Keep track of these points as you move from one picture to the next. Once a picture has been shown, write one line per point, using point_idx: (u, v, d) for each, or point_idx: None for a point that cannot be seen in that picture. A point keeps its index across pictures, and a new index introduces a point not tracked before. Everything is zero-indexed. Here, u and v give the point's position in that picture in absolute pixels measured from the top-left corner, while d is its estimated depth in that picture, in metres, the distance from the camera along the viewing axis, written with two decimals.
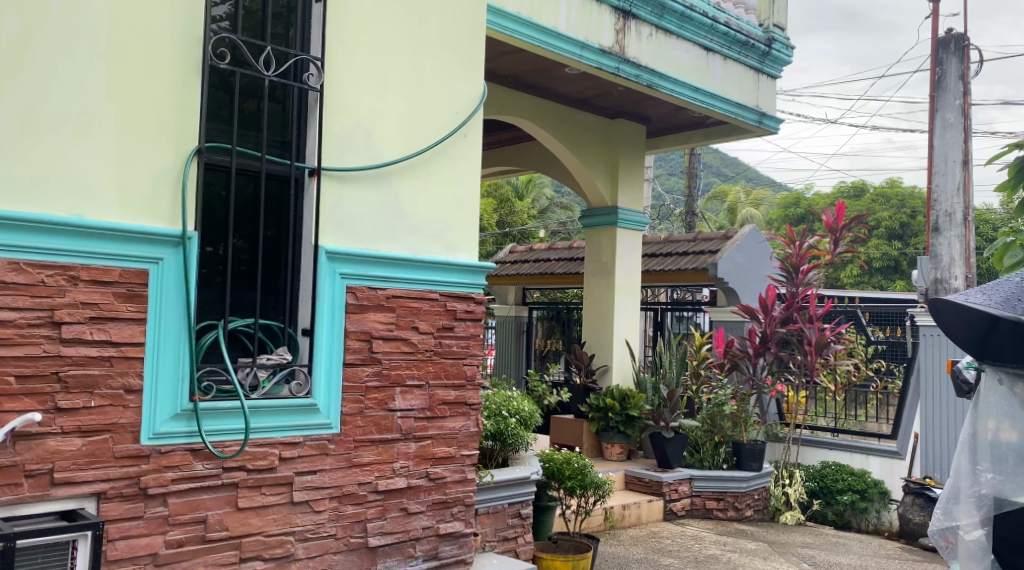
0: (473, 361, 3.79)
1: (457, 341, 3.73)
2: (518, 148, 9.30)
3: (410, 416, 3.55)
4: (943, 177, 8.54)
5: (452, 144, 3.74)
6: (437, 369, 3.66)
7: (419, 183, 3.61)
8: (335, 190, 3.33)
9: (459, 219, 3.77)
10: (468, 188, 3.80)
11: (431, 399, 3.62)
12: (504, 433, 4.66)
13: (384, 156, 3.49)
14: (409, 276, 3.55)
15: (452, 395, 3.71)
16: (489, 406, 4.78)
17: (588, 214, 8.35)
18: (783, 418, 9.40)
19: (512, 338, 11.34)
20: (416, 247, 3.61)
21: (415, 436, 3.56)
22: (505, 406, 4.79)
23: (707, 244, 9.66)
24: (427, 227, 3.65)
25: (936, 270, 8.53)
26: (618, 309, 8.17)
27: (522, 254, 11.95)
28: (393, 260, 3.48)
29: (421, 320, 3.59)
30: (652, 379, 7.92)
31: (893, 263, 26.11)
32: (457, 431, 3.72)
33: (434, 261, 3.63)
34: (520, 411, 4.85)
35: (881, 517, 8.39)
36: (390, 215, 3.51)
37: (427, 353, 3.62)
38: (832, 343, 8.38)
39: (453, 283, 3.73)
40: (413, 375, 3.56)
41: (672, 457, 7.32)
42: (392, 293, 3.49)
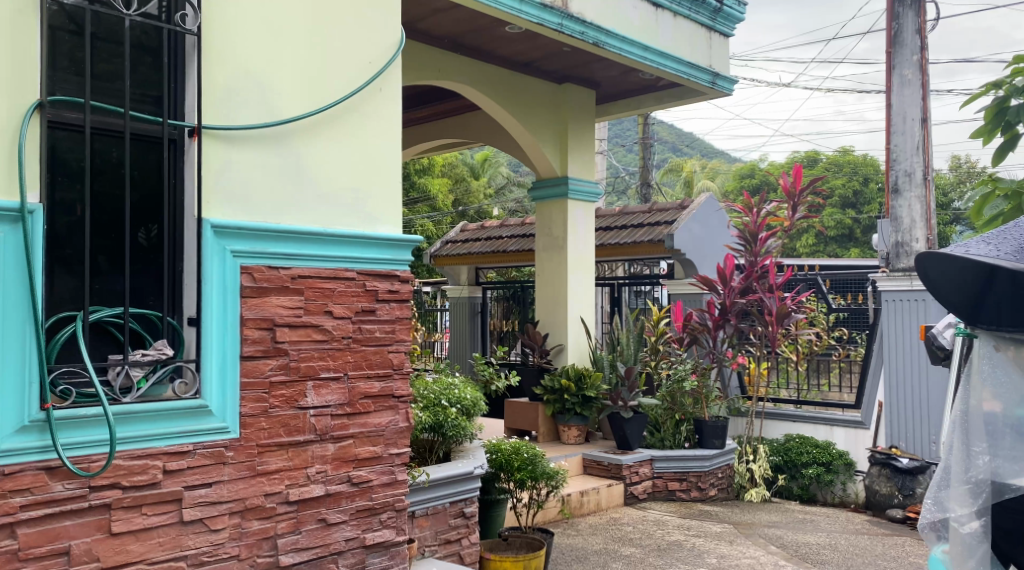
0: (400, 347, 3.38)
1: (380, 326, 3.32)
2: (462, 119, 8.82)
3: (327, 413, 3.14)
4: (902, 136, 8.22)
5: (368, 98, 3.32)
6: (357, 359, 3.25)
7: (326, 143, 3.19)
8: (222, 153, 2.92)
9: (383, 187, 3.36)
10: (392, 150, 3.39)
11: (350, 393, 3.21)
12: (441, 425, 4.21)
13: (285, 114, 3.07)
14: (321, 252, 3.14)
15: (376, 387, 3.30)
16: (424, 397, 4.34)
17: (538, 185, 7.89)
18: (745, 391, 9.08)
19: (466, 318, 10.93)
20: (330, 219, 3.20)
21: (335, 436, 3.16)
22: (444, 396, 4.36)
23: (662, 214, 9.30)
24: (344, 197, 3.25)
25: (897, 233, 8.24)
26: (571, 285, 7.75)
27: (473, 231, 11.35)
28: (297, 234, 3.07)
29: (334, 304, 3.17)
30: (609, 356, 7.49)
31: (847, 231, 26.19)
32: (383, 427, 3.32)
33: (354, 235, 3.23)
34: (463, 400, 4.41)
35: (847, 489, 8.16)
36: (292, 180, 3.10)
37: (344, 341, 3.20)
38: (793, 313, 8.09)
39: (372, 261, 3.30)
40: (328, 368, 3.15)
41: (632, 437, 6.97)
42: (299, 272, 3.08)
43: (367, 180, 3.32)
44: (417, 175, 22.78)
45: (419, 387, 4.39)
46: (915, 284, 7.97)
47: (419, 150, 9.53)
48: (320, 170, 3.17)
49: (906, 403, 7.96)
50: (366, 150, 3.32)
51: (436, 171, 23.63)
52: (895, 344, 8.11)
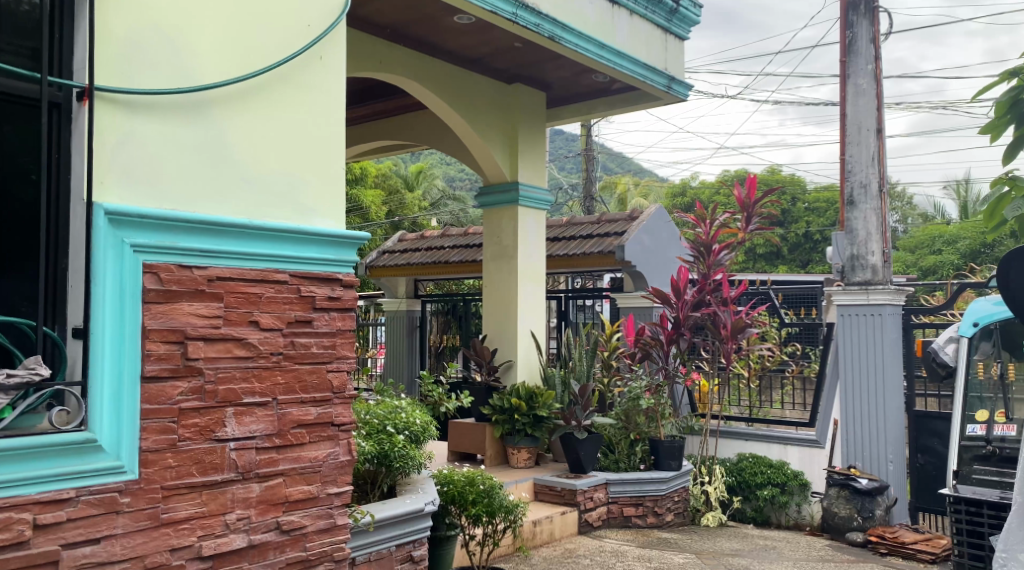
0: (339, 369, 3.18)
1: (318, 340, 3.11)
2: (404, 120, 8.35)
3: (251, 446, 2.91)
4: (857, 147, 7.68)
5: (301, 69, 3.19)
6: (290, 381, 3.02)
7: (250, 116, 3.03)
8: (120, 132, 2.71)
9: (317, 171, 3.21)
10: (317, 138, 3.22)
11: (280, 421, 2.98)
12: (386, 453, 3.68)
13: (193, 94, 2.89)
14: (239, 247, 2.93)
15: (312, 415, 3.08)
16: (369, 421, 3.82)
17: (485, 191, 7.43)
18: (695, 408, 8.53)
19: (404, 334, 10.34)
20: (251, 210, 3.00)
21: (262, 475, 2.92)
22: (390, 421, 3.83)
23: (611, 226, 8.91)
24: (266, 187, 3.06)
25: (851, 246, 7.68)
26: (521, 297, 7.27)
27: (412, 242, 10.76)
28: (216, 225, 2.87)
29: (261, 313, 2.95)
30: (561, 373, 7.03)
31: (775, 250, 26.59)
32: (320, 462, 3.10)
33: (278, 230, 3.02)
34: (411, 426, 3.88)
35: (801, 511, 7.78)
36: (212, 158, 2.92)
37: (273, 358, 2.98)
38: (748, 326, 7.68)
39: (309, 263, 3.10)
40: (252, 393, 2.92)
41: (586, 460, 6.50)
42: (217, 275, 2.86)
43: (292, 170, 3.13)
44: (350, 185, 22.14)
45: (360, 411, 3.86)
46: (872, 298, 7.50)
47: (358, 151, 8.99)
48: (236, 155, 2.98)
49: (865, 419, 7.50)
50: (296, 129, 3.16)
51: (369, 181, 23.04)
52: (850, 357, 7.62)
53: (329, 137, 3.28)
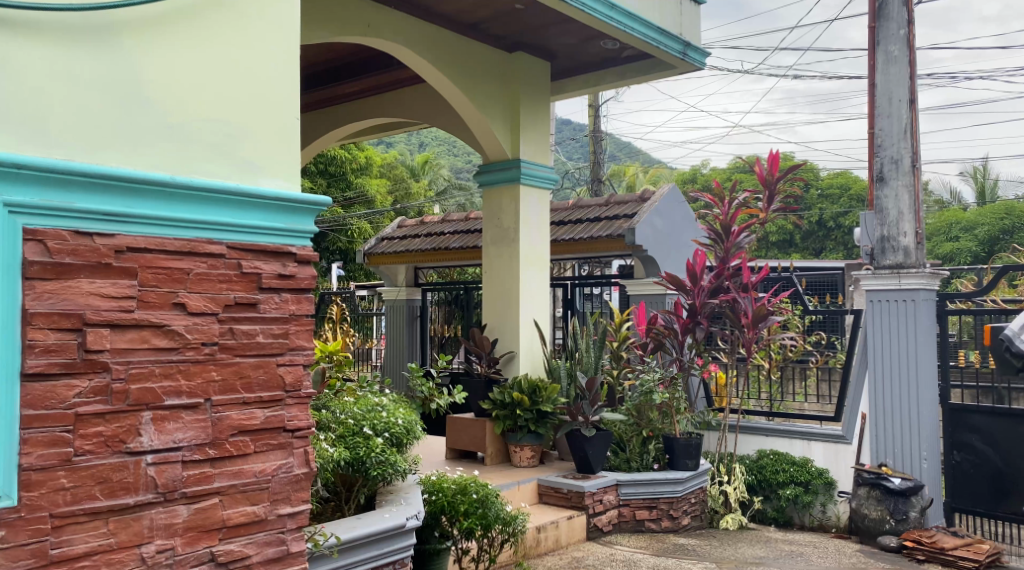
0: (289, 365, 3.08)
1: (265, 328, 3.02)
2: (397, 95, 7.85)
3: (176, 460, 2.76)
4: (887, 119, 7.09)
5: (223, 9, 3.02)
6: (230, 377, 2.91)
7: (159, 57, 2.86)
8: (6, 75, 2.56)
9: (241, 123, 3.05)
10: (243, 94, 3.07)
11: (216, 428, 2.85)
12: (352, 449, 3.34)
13: (96, 38, 2.73)
14: (147, 209, 2.77)
15: (256, 422, 2.95)
16: (344, 418, 3.51)
17: (485, 168, 6.91)
18: (711, 403, 7.92)
19: (404, 324, 9.90)
20: (164, 167, 2.85)
21: (189, 495, 2.78)
22: (369, 421, 3.48)
23: (620, 208, 8.43)
24: (183, 142, 2.90)
25: (881, 226, 7.11)
26: (524, 283, 6.74)
27: (412, 227, 10.21)
28: (117, 181, 2.70)
29: (189, 295, 2.83)
30: (567, 365, 6.55)
31: (787, 238, 26.08)
32: (268, 477, 2.97)
33: (195, 190, 2.87)
34: (392, 427, 3.53)
35: (827, 511, 7.22)
36: (114, 99, 2.76)
37: (204, 353, 2.85)
38: (771, 315, 7.15)
39: (227, 225, 2.94)
40: (178, 395, 2.78)
41: (595, 459, 6.01)
42: (127, 245, 2.71)
43: (214, 126, 2.98)
44: (355, 174, 21.72)
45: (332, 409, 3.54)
46: (904, 283, 6.90)
47: (349, 132, 8.47)
48: (147, 106, 2.83)
49: (900, 414, 6.96)
50: (214, 74, 2.99)
51: (374, 170, 22.61)
52: (881, 346, 7.07)
53: (255, 87, 3.11)
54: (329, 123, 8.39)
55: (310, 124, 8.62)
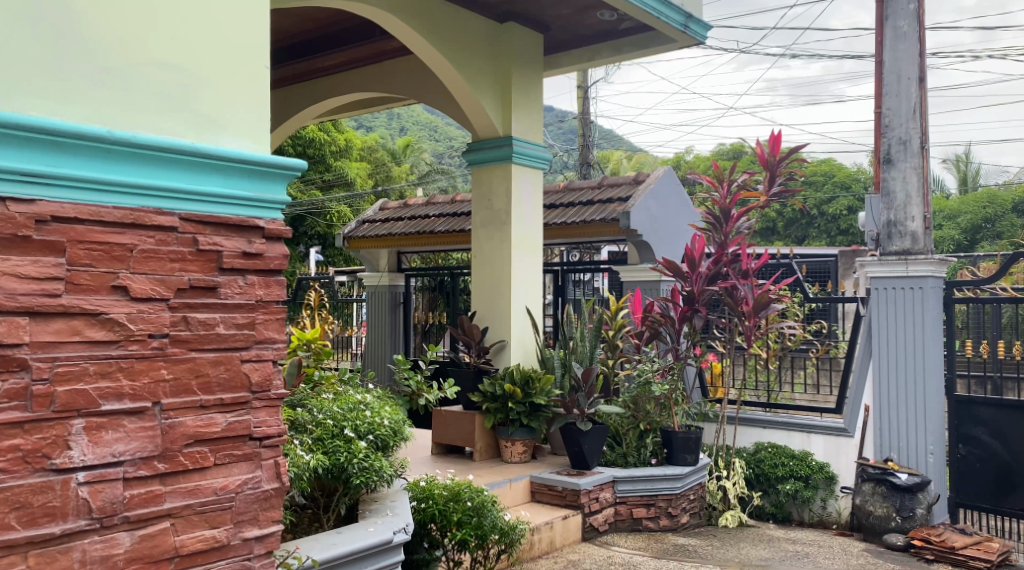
0: (257, 361, 2.75)
1: (227, 318, 2.68)
2: (382, 68, 7.46)
3: (116, 478, 2.42)
4: (895, 98, 6.77)
5: None
6: (187, 374, 2.58)
7: None
8: None
9: (193, 70, 2.66)
10: (200, 37, 2.68)
11: (167, 438, 2.51)
12: (330, 452, 3.03)
13: None
14: (77, 168, 2.42)
15: (217, 431, 2.61)
16: (322, 416, 3.20)
17: (475, 146, 6.54)
18: (707, 395, 7.58)
19: (386, 311, 9.55)
20: (106, 118, 2.49)
21: (132, 520, 2.43)
22: (352, 423, 3.18)
23: (614, 190, 8.09)
24: (130, 90, 2.53)
25: (888, 210, 6.80)
26: (515, 269, 6.38)
27: (394, 210, 9.82)
28: (41, 133, 2.34)
29: (134, 278, 2.48)
30: (561, 354, 6.23)
31: (771, 225, 25.88)
32: (231, 493, 2.64)
33: (142, 148, 2.52)
34: (378, 429, 3.22)
35: (827, 507, 6.94)
36: (39, 36, 2.38)
37: (151, 350, 2.50)
38: (772, 302, 6.82)
39: (173, 190, 2.58)
40: (119, 399, 2.43)
41: (590, 454, 5.67)
42: (51, 214, 2.36)
43: (167, 73, 2.61)
44: (334, 158, 21.31)
45: (308, 408, 3.22)
46: (911, 270, 6.60)
47: (329, 106, 8.07)
48: (82, 47, 2.45)
49: (906, 406, 6.67)
50: (163, 12, 2.61)
51: (354, 153, 22.18)
52: (886, 335, 6.77)
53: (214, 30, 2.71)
54: (309, 97, 7.99)
55: (288, 99, 8.21)
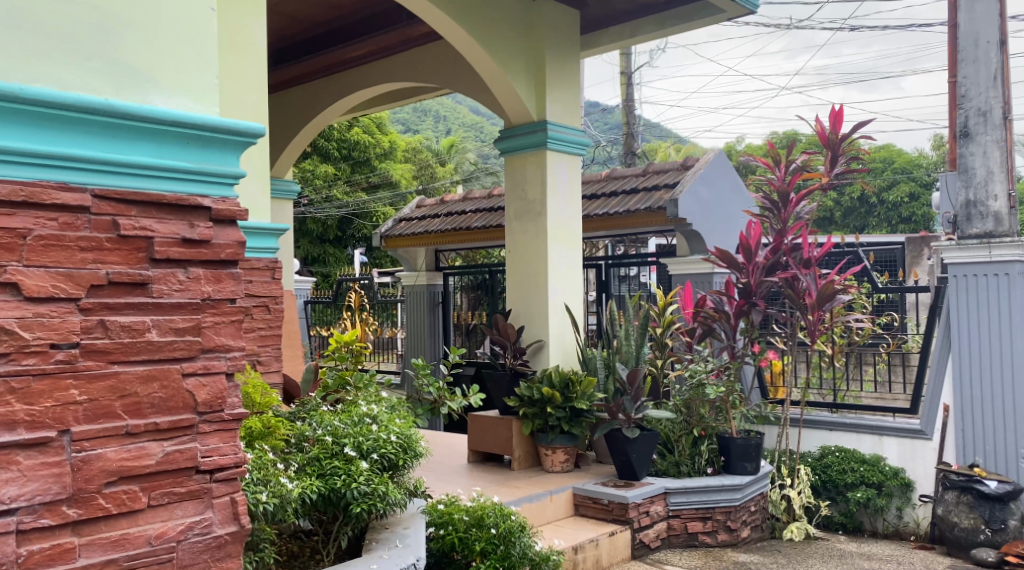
0: (205, 375, 2.43)
1: (159, 324, 2.35)
2: (412, 56, 7.11)
3: (10, 529, 2.09)
4: (973, 65, 6.26)
5: None
6: (108, 396, 2.24)
7: None
8: None
9: (114, 20, 2.33)
10: None
11: (75, 478, 2.18)
12: (324, 474, 2.87)
13: None
14: None
15: (148, 466, 2.29)
16: (322, 433, 3.07)
17: (508, 133, 6.13)
18: (767, 395, 7.07)
19: (424, 312, 9.22)
20: (8, 72, 2.16)
21: None
22: (359, 444, 3.00)
23: (659, 178, 7.63)
24: (33, 37, 2.21)
25: (966, 189, 6.29)
26: (552, 263, 5.94)
27: (432, 207, 9.45)
28: None
29: (31, 275, 2.15)
30: (604, 354, 5.79)
31: (829, 214, 25.02)
32: (168, 539, 2.32)
33: (44, 106, 2.19)
34: (384, 446, 3.03)
35: (903, 516, 6.41)
36: None
37: (54, 369, 2.16)
38: (838, 293, 6.26)
39: (87, 157, 2.25)
40: (11, 429, 2.09)
41: (639, 464, 5.26)
42: None
43: (79, 23, 2.27)
44: (378, 159, 21.13)
45: (308, 425, 3.11)
46: (996, 255, 6.04)
47: (359, 100, 7.74)
48: None
49: (986, 403, 6.13)
50: None
51: (398, 155, 21.97)
52: (964, 325, 6.22)
53: None
54: (335, 91, 7.69)
55: (314, 94, 7.93)
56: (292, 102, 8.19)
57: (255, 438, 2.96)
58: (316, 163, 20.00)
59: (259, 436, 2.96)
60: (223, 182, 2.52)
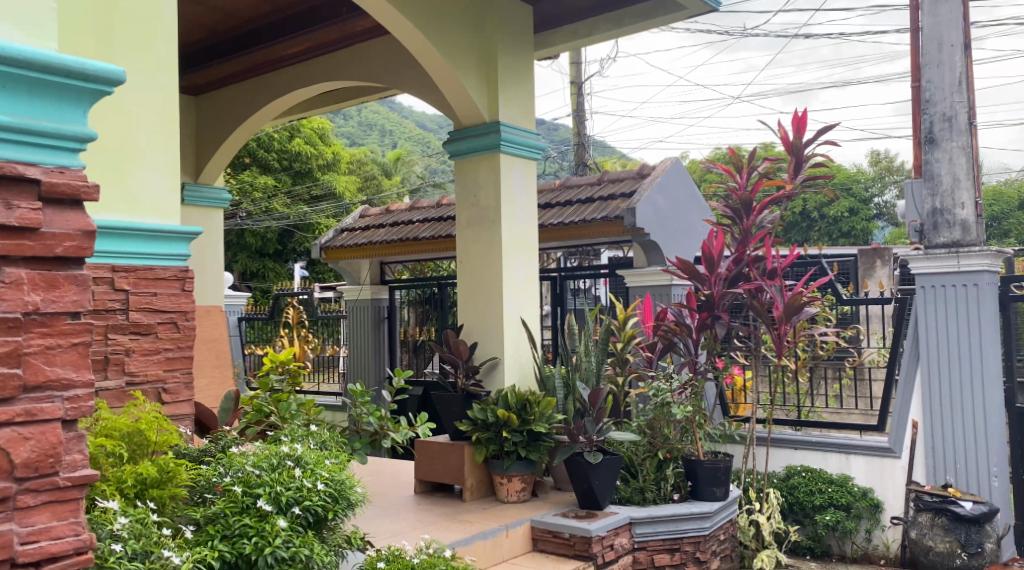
0: (29, 425, 2.11)
1: None
2: (354, 53, 6.62)
3: None
4: (937, 68, 5.95)
5: None
6: None
7: None
8: None
9: None
10: None
11: None
12: (230, 535, 2.64)
13: None
14: None
15: None
16: (234, 477, 2.82)
17: (459, 134, 5.68)
18: (729, 413, 6.72)
19: (368, 328, 8.66)
20: None
21: None
22: (278, 496, 2.75)
23: (615, 186, 7.26)
24: None
25: (933, 197, 5.98)
26: (507, 274, 5.49)
27: (376, 217, 8.93)
28: None
29: None
30: (563, 372, 5.37)
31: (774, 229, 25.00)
32: None
33: None
34: (308, 498, 2.77)
35: (872, 539, 6.08)
36: None
37: None
38: (806, 305, 5.93)
39: None
40: None
41: (602, 492, 4.82)
42: None
43: None
44: (320, 173, 20.43)
45: (215, 471, 2.85)
46: (963, 265, 5.75)
47: (297, 101, 7.22)
48: None
49: (956, 419, 5.82)
50: None
51: (341, 168, 21.32)
52: (933, 339, 5.91)
53: None
54: (271, 92, 7.16)
55: (248, 95, 7.37)
56: (222, 104, 7.61)
57: (148, 488, 2.67)
58: (254, 175, 19.29)
59: (153, 485, 2.68)
60: (65, 146, 2.28)
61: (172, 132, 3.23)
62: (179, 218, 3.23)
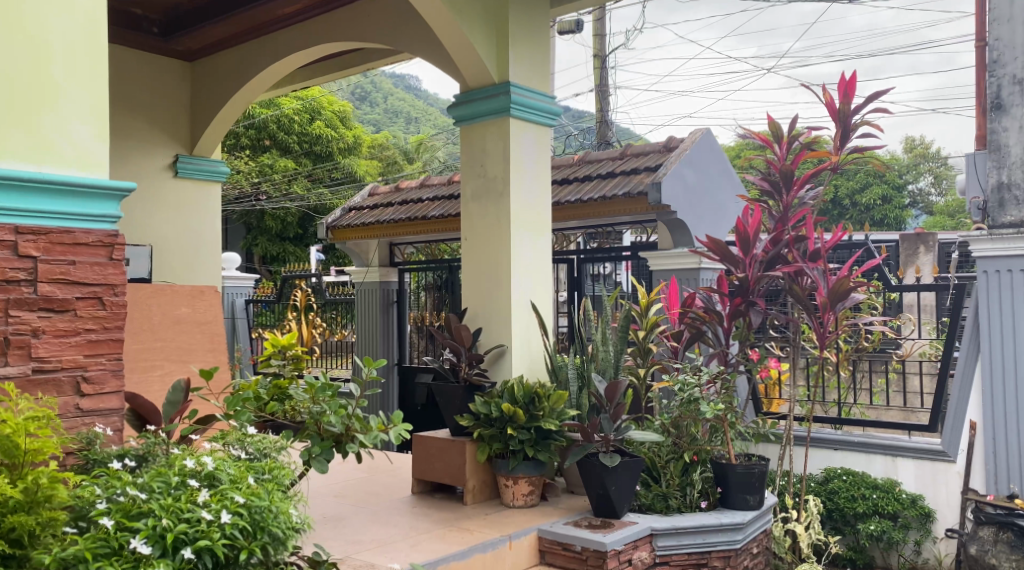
0: None
1: None
2: (355, 11, 6.05)
3: None
4: (1009, 24, 5.29)
5: None
6: None
7: None
8: None
9: None
10: None
11: None
12: None
13: None
14: None
15: None
16: (113, 504, 2.54)
17: (464, 98, 5.12)
18: (761, 409, 6.14)
19: (377, 312, 8.17)
20: None
21: None
22: (163, 529, 2.43)
23: (640, 160, 6.66)
24: None
25: (999, 170, 5.33)
26: (515, 252, 4.92)
27: (384, 195, 8.39)
28: None
29: None
30: (577, 363, 4.81)
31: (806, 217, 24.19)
32: None
33: None
34: (205, 534, 2.45)
35: (921, 552, 5.49)
36: None
37: None
38: (853, 291, 5.31)
39: None
40: None
41: (618, 499, 4.27)
42: None
43: None
44: (341, 155, 19.87)
45: (94, 492, 2.58)
46: None
47: (296, 65, 6.68)
48: None
49: (1019, 421, 5.17)
50: None
51: (362, 150, 20.78)
52: (996, 329, 5.26)
53: None
54: (267, 55, 6.61)
55: (243, 59, 6.82)
56: (217, 70, 7.05)
57: (9, 513, 2.45)
58: (273, 157, 18.93)
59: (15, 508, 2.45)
60: None
61: (95, 68, 3.07)
62: (106, 167, 3.08)
